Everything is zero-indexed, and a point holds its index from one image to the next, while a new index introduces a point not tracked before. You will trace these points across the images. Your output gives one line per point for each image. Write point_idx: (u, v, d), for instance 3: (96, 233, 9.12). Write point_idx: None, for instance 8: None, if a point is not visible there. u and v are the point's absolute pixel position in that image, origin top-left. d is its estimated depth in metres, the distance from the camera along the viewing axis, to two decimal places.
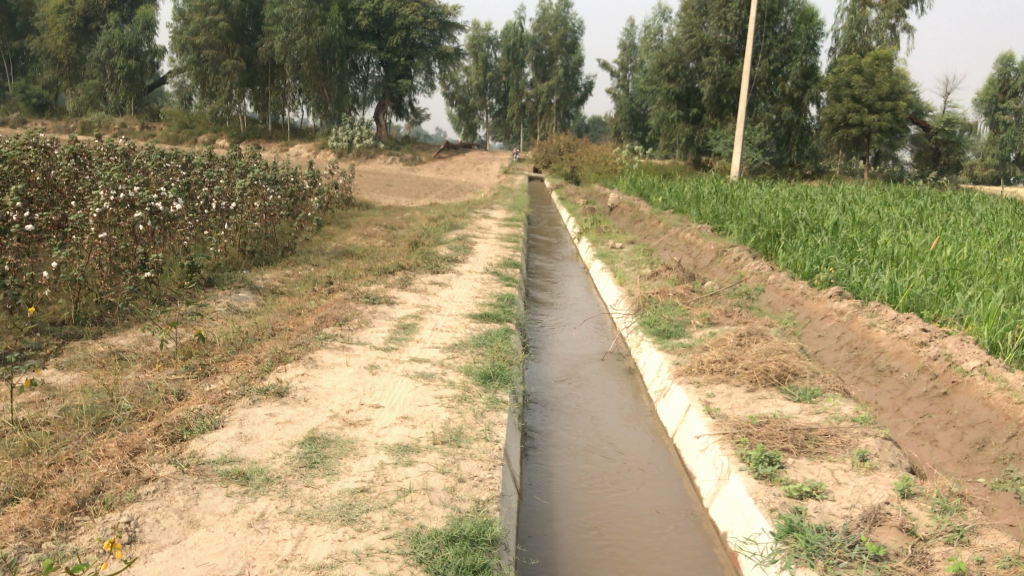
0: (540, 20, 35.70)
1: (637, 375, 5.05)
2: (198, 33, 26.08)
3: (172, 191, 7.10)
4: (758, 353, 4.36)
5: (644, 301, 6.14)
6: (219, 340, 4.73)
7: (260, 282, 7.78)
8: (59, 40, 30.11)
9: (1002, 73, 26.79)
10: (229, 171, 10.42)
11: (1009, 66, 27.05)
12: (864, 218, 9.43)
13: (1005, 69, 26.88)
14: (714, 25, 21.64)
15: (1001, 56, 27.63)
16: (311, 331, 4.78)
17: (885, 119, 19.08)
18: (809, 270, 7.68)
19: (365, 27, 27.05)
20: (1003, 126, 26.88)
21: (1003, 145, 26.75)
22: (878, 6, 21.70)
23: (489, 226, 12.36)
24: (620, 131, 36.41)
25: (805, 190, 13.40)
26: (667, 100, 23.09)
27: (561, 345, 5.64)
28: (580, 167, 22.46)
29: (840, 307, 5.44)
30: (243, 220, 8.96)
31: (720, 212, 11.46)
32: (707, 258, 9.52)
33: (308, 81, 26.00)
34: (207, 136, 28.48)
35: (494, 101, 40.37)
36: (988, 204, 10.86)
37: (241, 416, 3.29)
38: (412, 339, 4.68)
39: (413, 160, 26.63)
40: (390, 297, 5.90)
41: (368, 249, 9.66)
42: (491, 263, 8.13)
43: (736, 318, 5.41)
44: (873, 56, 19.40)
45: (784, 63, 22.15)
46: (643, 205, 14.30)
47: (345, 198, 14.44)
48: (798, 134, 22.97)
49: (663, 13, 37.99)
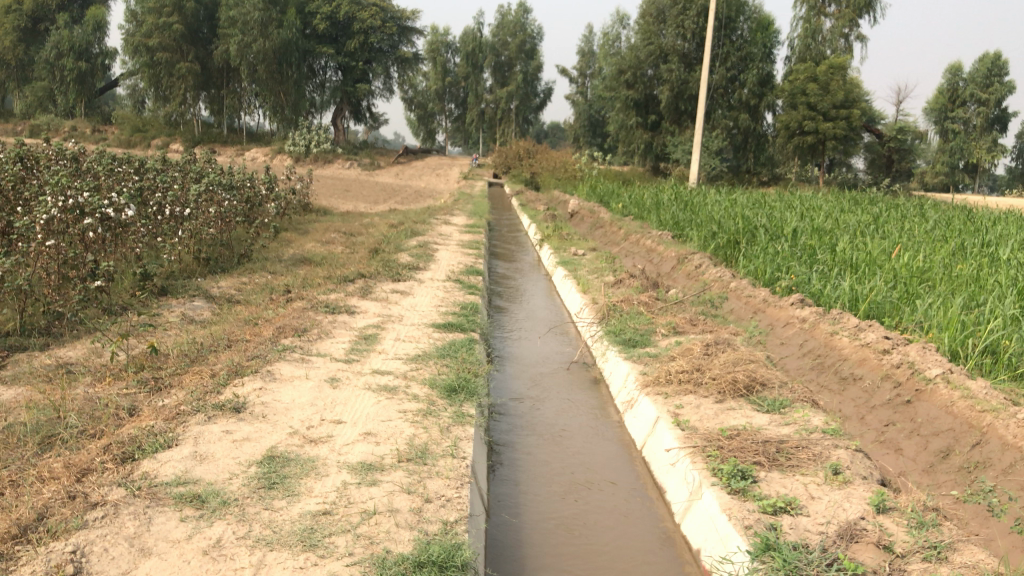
0: (498, 25, 35.69)
1: (603, 386, 4.99)
2: (151, 35, 25.59)
3: (124, 197, 6.89)
4: (725, 362, 4.33)
5: (608, 309, 6.09)
6: (173, 352, 4.57)
7: (215, 290, 7.58)
8: (6, 41, 29.41)
9: (952, 82, 27.34)
10: (183, 175, 10.19)
11: (958, 75, 27.64)
12: (822, 225, 9.51)
13: (954, 78, 27.46)
14: (672, 32, 21.78)
15: (950, 66, 28.25)
16: (268, 343, 4.64)
17: (840, 126, 19.35)
18: (770, 277, 7.71)
19: (322, 31, 26.79)
20: (952, 134, 27.47)
21: (952, 153, 27.34)
22: (832, 16, 22.03)
23: (449, 232, 12.27)
24: (578, 136, 36.54)
25: (763, 197, 13.52)
26: (626, 106, 23.20)
27: (525, 355, 5.56)
28: (540, 173, 22.46)
29: (802, 315, 5.44)
30: (198, 226, 8.75)
31: (680, 219, 11.49)
32: (669, 264, 9.53)
33: (265, 84, 25.69)
34: (160, 139, 27.98)
35: (453, 106, 40.26)
36: (941, 211, 11.04)
37: (196, 434, 3.15)
38: (374, 350, 4.56)
39: (372, 165, 26.44)
40: (350, 306, 5.77)
41: (327, 256, 9.50)
42: (453, 271, 8.03)
43: (700, 326, 5.39)
44: (827, 64, 19.68)
45: (741, 71, 22.39)
46: (603, 211, 14.32)
47: (303, 204, 14.24)
48: (755, 141, 23.23)
49: (622, 20, 38.22)
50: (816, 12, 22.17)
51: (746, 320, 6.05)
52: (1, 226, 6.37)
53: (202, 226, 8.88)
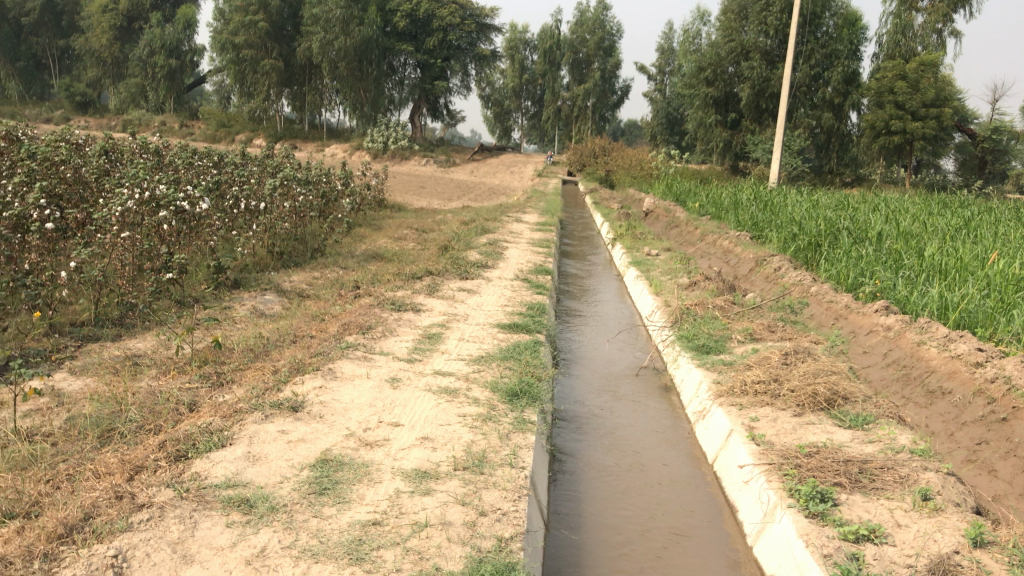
0: (577, 23, 35.39)
1: (674, 393, 4.80)
2: (238, 33, 26.26)
3: (199, 191, 6.97)
4: (805, 373, 4.10)
5: (682, 313, 5.88)
6: (239, 346, 4.56)
7: (287, 284, 7.62)
8: (103, 39, 30.58)
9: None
10: (260, 170, 10.32)
11: None
12: (909, 228, 9.06)
13: None
14: (754, 29, 21.26)
15: None
16: (332, 339, 4.58)
17: (930, 126, 18.50)
18: (853, 281, 7.36)
19: (402, 28, 26.98)
20: None
21: None
22: (924, 11, 21.14)
23: (521, 230, 12.15)
24: (656, 134, 36.04)
25: (847, 198, 13.01)
26: (705, 104, 22.73)
27: (592, 358, 5.41)
28: (615, 171, 22.19)
29: (886, 322, 5.13)
30: (272, 221, 8.83)
31: (758, 219, 11.13)
32: (747, 266, 9.22)
33: (345, 81, 26.06)
34: (244, 135, 28.64)
35: (530, 104, 40.16)
36: None
37: (251, 433, 3.09)
38: (437, 350, 4.45)
39: (447, 162, 26.54)
40: (416, 304, 5.68)
41: (399, 252, 9.49)
42: (522, 269, 7.91)
43: (779, 334, 5.14)
44: (918, 61, 18.89)
45: (826, 68, 21.69)
46: (679, 210, 14.03)
47: (378, 200, 14.33)
48: (839, 141, 22.48)
49: (703, 17, 37.49)
50: (906, 7, 21.30)
51: (827, 327, 5.76)
52: (82, 218, 6.53)
53: (276, 221, 8.96)
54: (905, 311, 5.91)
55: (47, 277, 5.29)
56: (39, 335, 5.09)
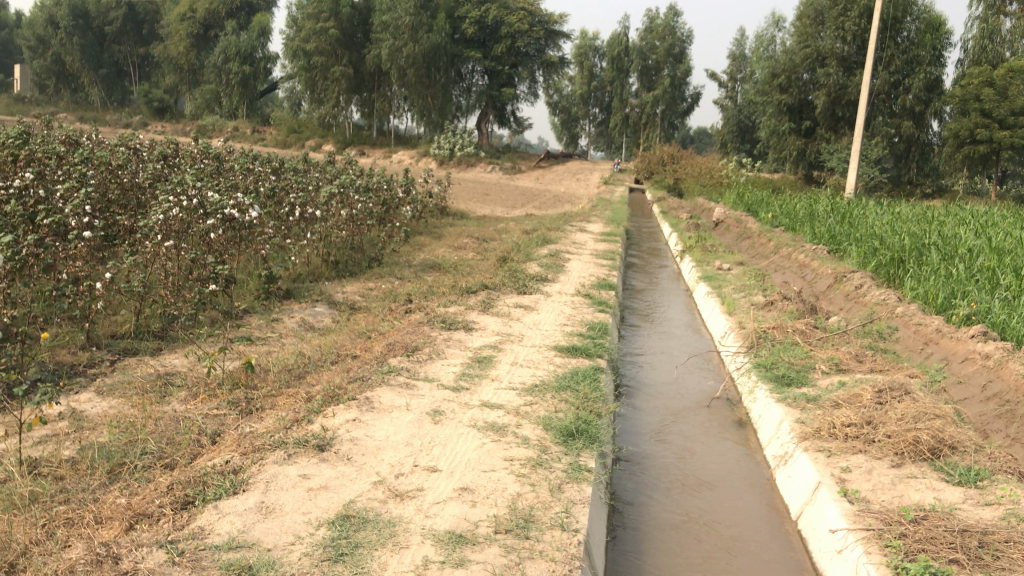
0: (647, 29, 34.73)
1: (751, 431, 4.32)
2: (309, 40, 26.57)
3: (250, 198, 6.76)
4: (903, 415, 3.59)
5: (758, 337, 5.39)
6: (277, 366, 4.27)
7: (340, 295, 7.34)
8: (180, 47, 31.24)
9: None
10: (318, 175, 10.14)
11: None
12: (1002, 243, 8.38)
13: None
14: (830, 34, 20.38)
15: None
16: (374, 362, 4.22)
17: (1019, 135, 17.47)
18: (943, 302, 6.73)
19: (471, 35, 26.77)
20: None
21: None
22: (1014, 15, 20.05)
23: (585, 240, 11.72)
24: (727, 142, 35.22)
25: (931, 210, 12.24)
26: (779, 111, 21.97)
27: (659, 388, 4.95)
28: (684, 180, 21.59)
29: (985, 350, 4.59)
30: (328, 229, 8.59)
31: (836, 232, 10.47)
32: (824, 283, 8.65)
33: (413, 88, 26.06)
34: (314, 140, 28.81)
35: (597, 111, 39.54)
36: None
37: (269, 476, 2.74)
38: (487, 377, 4.06)
39: (513, 169, 26.22)
40: (468, 322, 5.30)
41: (458, 263, 9.17)
42: (584, 284, 7.49)
43: (868, 365, 4.63)
44: (1007, 67, 17.85)
45: (906, 75, 20.72)
46: (751, 221, 13.42)
47: (440, 208, 14.06)
48: (919, 150, 21.45)
49: (778, 23, 36.46)
50: (995, 11, 20.23)
51: (915, 353, 5.22)
52: (129, 224, 6.37)
53: (332, 229, 8.74)
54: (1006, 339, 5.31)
55: (85, 288, 5.08)
56: (74, 348, 4.87)
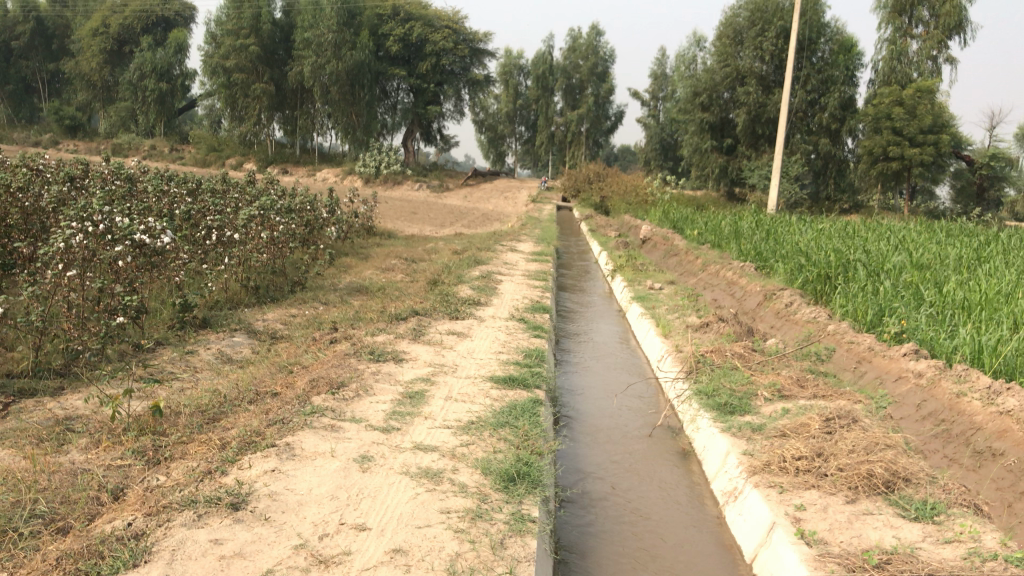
0: (570, 49, 35.02)
1: (694, 463, 4.15)
2: (229, 57, 25.89)
3: (161, 222, 6.39)
4: (852, 445, 3.47)
5: (696, 361, 5.25)
6: (190, 408, 3.94)
7: (261, 323, 6.97)
8: (93, 63, 30.09)
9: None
10: (238, 195, 9.73)
11: None
12: (922, 258, 8.53)
13: None
14: (749, 54, 20.76)
15: None
16: (296, 402, 3.90)
17: (928, 152, 18.04)
18: (872, 318, 6.73)
19: (395, 52, 26.47)
20: None
21: None
22: (920, 37, 20.76)
23: (515, 260, 11.54)
24: (650, 160, 35.71)
25: (851, 225, 12.46)
26: (701, 130, 22.26)
27: (598, 416, 4.76)
28: (610, 197, 21.65)
29: (917, 368, 4.58)
30: (248, 253, 8.21)
31: (762, 249, 10.53)
32: (753, 300, 8.64)
33: (337, 106, 25.63)
34: (235, 159, 28.03)
35: (523, 129, 39.63)
36: None
37: (175, 542, 2.44)
38: (419, 415, 3.79)
39: (440, 187, 25.97)
40: (398, 352, 5.01)
41: (386, 285, 8.86)
42: (517, 307, 7.28)
43: (810, 391, 4.53)
44: (915, 87, 18.43)
45: (822, 94, 21.23)
46: (677, 238, 13.46)
47: (366, 228, 13.71)
48: (836, 167, 21.99)
49: (698, 43, 37.19)
50: (902, 33, 20.94)
51: (849, 372, 5.18)
52: (27, 252, 5.93)
53: (252, 253, 8.35)
54: (935, 355, 5.32)
55: None
56: None
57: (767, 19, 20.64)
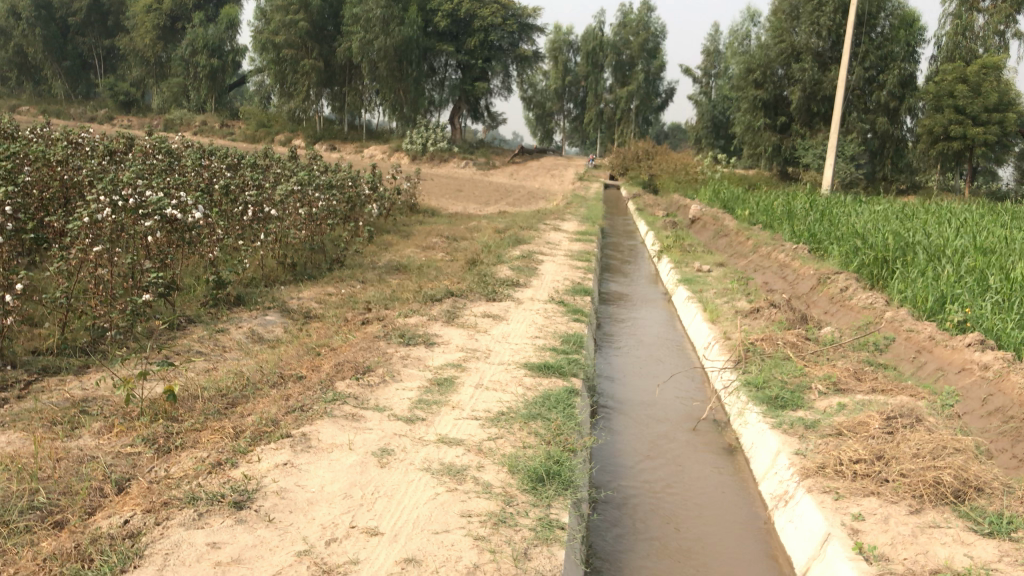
0: (621, 24, 34.36)
1: (742, 461, 3.88)
2: (279, 33, 25.79)
3: (194, 198, 6.27)
4: (917, 446, 3.16)
5: (745, 350, 4.95)
6: (210, 391, 3.78)
7: (296, 302, 6.82)
8: (146, 39, 30.27)
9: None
10: (280, 170, 9.60)
11: None
12: (985, 242, 8.08)
13: None
14: (805, 30, 20.06)
15: None
16: (317, 388, 3.70)
17: (992, 132, 17.22)
18: (932, 305, 6.32)
19: (443, 28, 26.15)
20: None
21: None
22: (986, 11, 19.85)
23: (559, 240, 11.26)
24: (700, 138, 35.02)
25: (908, 207, 11.94)
26: (753, 107, 21.62)
27: (638, 406, 4.51)
28: (659, 175, 21.18)
29: (983, 359, 4.27)
30: (285, 230, 8.08)
31: (816, 230, 10.10)
32: (806, 284, 8.26)
33: (385, 82, 25.47)
34: (284, 135, 28.02)
35: (572, 106, 39.14)
36: None
37: (170, 545, 2.25)
38: (446, 404, 3.57)
39: (487, 164, 25.74)
40: (430, 335, 4.80)
41: (425, 264, 8.66)
42: (558, 289, 7.02)
43: (869, 385, 4.21)
44: (980, 63, 17.63)
45: (881, 71, 20.44)
46: (727, 218, 13.05)
47: (409, 205, 13.52)
48: (893, 146, 21.22)
49: (753, 18, 36.23)
50: (967, 7, 20.04)
51: (907, 362, 4.85)
52: (59, 227, 5.86)
53: (289, 229, 8.21)
54: (1001, 346, 4.95)
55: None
56: None
57: None
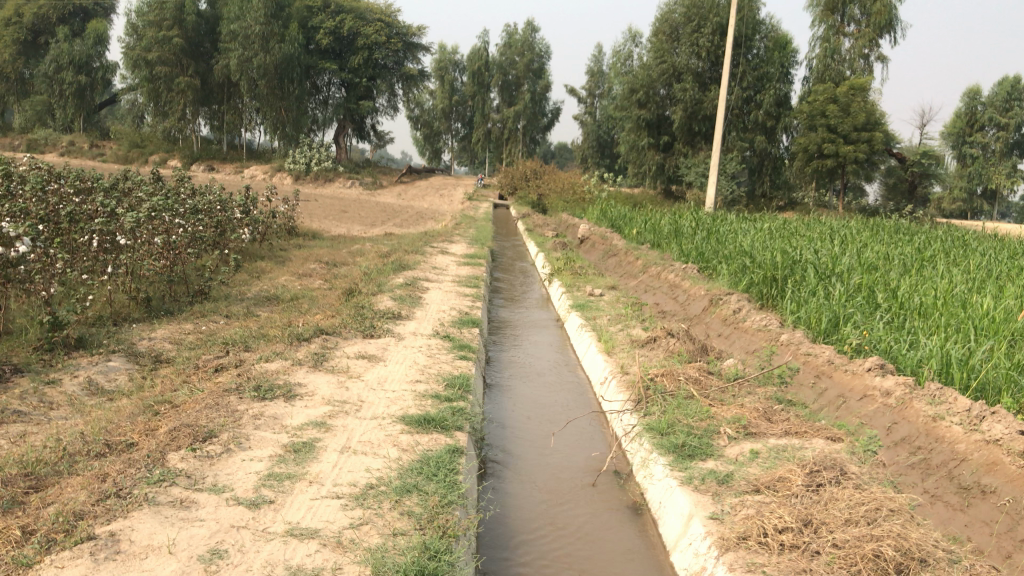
0: (506, 45, 34.34)
1: (649, 523, 3.43)
2: (151, 49, 24.35)
3: (18, 228, 5.45)
4: (848, 510, 2.78)
5: (645, 387, 4.53)
6: (8, 470, 3.03)
7: (146, 344, 5.98)
8: (5, 54, 28.10)
9: (970, 105, 26.07)
10: (140, 193, 8.66)
11: (976, 100, 26.21)
12: (870, 259, 8.00)
13: (972, 103, 26.06)
14: (685, 51, 20.26)
15: (969, 89, 26.77)
16: (146, 465, 3.03)
17: (862, 150, 17.75)
18: (826, 325, 6.04)
19: (326, 46, 25.30)
20: (970, 159, 26.14)
21: (970, 179, 25.95)
22: (852, 35, 20.56)
23: (445, 264, 10.75)
24: (587, 157, 35.32)
25: (791, 224, 11.97)
26: (638, 127, 21.70)
27: (531, 459, 4.01)
28: (547, 195, 20.96)
29: (885, 385, 4.01)
30: (137, 261, 7.21)
31: (704, 249, 9.90)
32: (697, 305, 7.99)
33: (265, 100, 24.40)
34: (158, 155, 26.41)
35: (460, 126, 38.73)
36: (992, 246, 9.68)
37: None
38: (303, 479, 2.97)
39: (374, 185, 25.00)
40: (295, 387, 4.17)
41: (299, 295, 7.94)
42: (442, 320, 6.48)
43: (781, 427, 3.86)
44: (849, 85, 18.15)
45: (757, 91, 20.84)
46: (616, 237, 12.83)
47: (287, 228, 12.73)
48: (771, 165, 21.74)
49: (634, 38, 36.80)
50: (834, 31, 20.69)
51: (806, 389, 4.54)
52: None
53: (142, 260, 7.32)
54: (898, 369, 4.66)
55: None
56: None
57: (703, 15, 20.19)
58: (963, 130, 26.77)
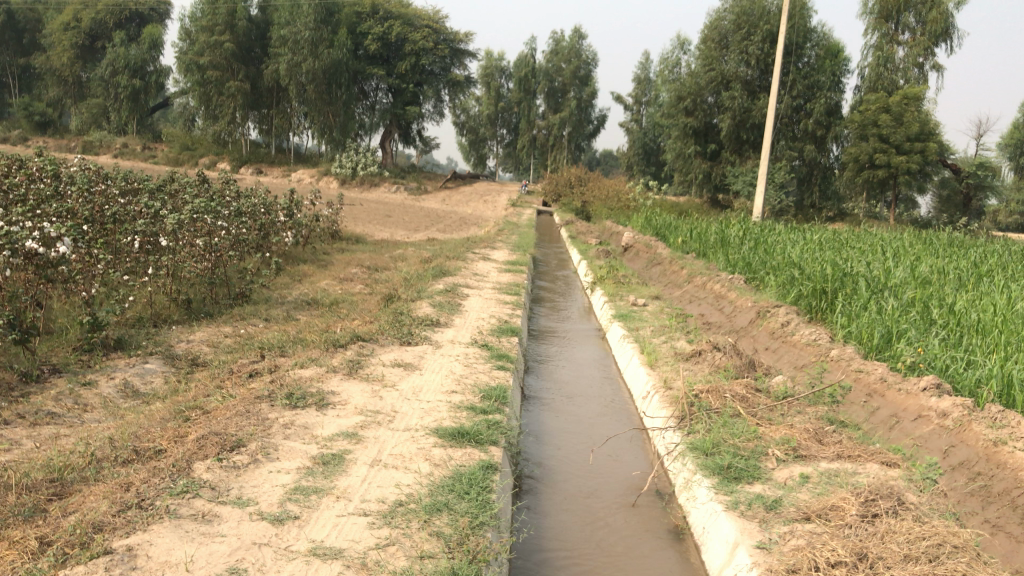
0: (552, 51, 34.24)
1: (691, 549, 3.26)
2: (203, 54, 24.71)
3: (59, 228, 5.43)
4: (907, 546, 2.58)
5: (689, 404, 4.35)
6: (33, 475, 2.96)
7: (183, 346, 5.94)
8: (64, 58, 28.73)
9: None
10: (185, 195, 8.68)
11: None
12: (923, 273, 7.70)
13: None
14: (734, 58, 19.96)
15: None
16: (171, 475, 2.94)
17: (914, 160, 17.27)
18: (878, 342, 5.78)
19: (374, 52, 25.42)
20: None
21: None
22: (906, 44, 20.08)
23: (487, 271, 10.64)
24: (632, 165, 35.02)
25: (841, 235, 11.65)
26: (684, 134, 21.43)
27: (569, 476, 3.88)
28: (591, 202, 20.76)
29: (941, 406, 3.79)
30: (179, 262, 7.19)
31: (751, 259, 9.66)
32: (742, 317, 7.77)
33: (313, 105, 24.57)
34: (208, 158, 26.75)
35: (505, 132, 38.68)
36: None
37: None
38: (330, 494, 2.86)
39: (419, 190, 25.05)
40: (329, 396, 4.07)
41: (339, 299, 7.88)
42: (481, 328, 6.35)
43: (833, 450, 3.66)
44: (902, 94, 17.68)
45: (808, 99, 20.42)
46: (661, 246, 12.62)
47: (330, 232, 12.73)
48: (821, 174, 21.31)
49: (683, 46, 36.46)
50: (888, 39, 20.21)
51: (857, 408, 4.33)
52: None
53: (184, 262, 7.30)
54: (955, 389, 4.40)
55: None
56: None
57: (753, 23, 19.87)
58: (1021, 142, 26.00)
